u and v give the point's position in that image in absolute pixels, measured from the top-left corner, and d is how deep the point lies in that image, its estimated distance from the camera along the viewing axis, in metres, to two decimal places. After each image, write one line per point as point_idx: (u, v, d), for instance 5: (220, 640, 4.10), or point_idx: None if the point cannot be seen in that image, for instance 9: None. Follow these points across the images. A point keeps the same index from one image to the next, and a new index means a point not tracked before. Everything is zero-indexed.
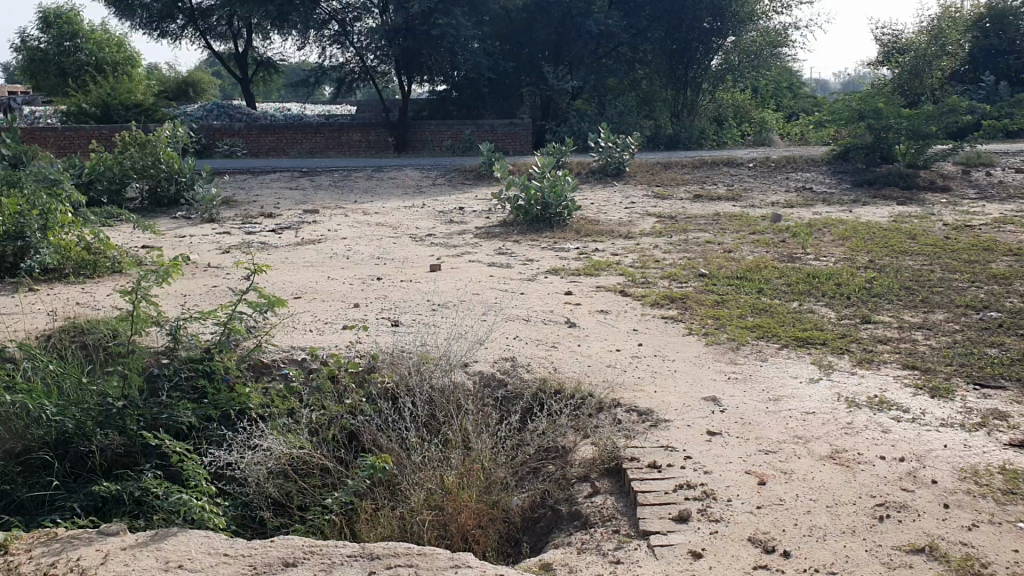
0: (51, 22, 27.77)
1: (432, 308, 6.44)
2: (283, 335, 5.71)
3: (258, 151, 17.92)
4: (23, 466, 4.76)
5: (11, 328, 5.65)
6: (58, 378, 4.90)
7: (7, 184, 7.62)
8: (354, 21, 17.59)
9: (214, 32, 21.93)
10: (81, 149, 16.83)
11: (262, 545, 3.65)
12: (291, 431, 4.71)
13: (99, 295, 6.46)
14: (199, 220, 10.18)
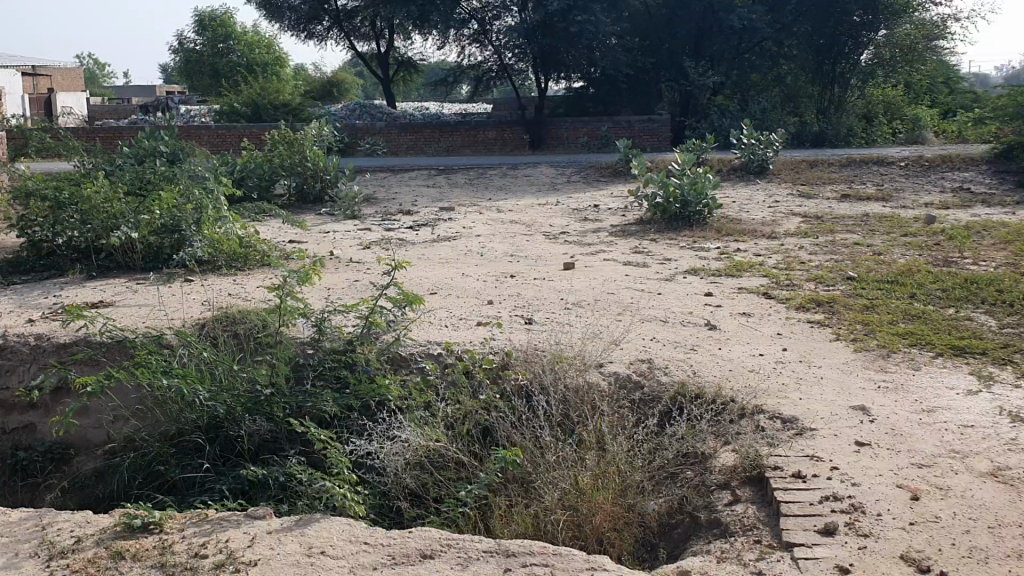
0: (206, 25, 29.30)
1: (566, 307, 6.39)
2: (420, 329, 5.77)
3: (398, 150, 18.31)
4: (177, 448, 4.93)
5: (168, 316, 5.91)
6: (211, 365, 5.08)
7: (167, 181, 8.02)
8: (493, 20, 17.82)
9: (357, 33, 22.54)
10: (232, 147, 17.58)
11: (401, 535, 3.69)
12: (428, 424, 4.76)
13: (248, 287, 6.69)
14: (342, 216, 10.47)
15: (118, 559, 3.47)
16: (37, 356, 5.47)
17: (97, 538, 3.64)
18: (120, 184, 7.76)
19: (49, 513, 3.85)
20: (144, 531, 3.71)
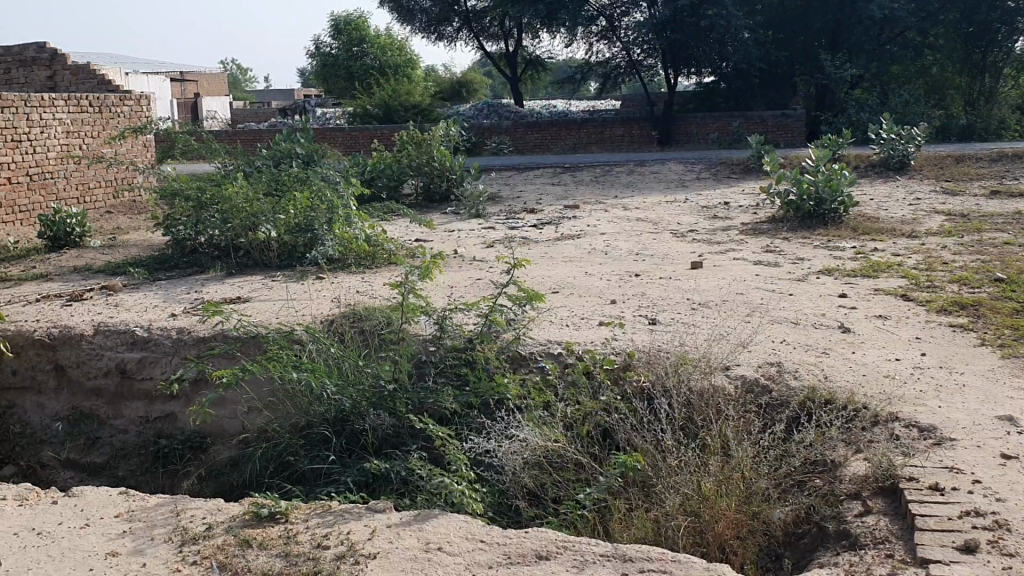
0: (341, 30, 30.32)
1: (692, 307, 6.26)
2: (542, 328, 5.76)
3: (524, 148, 18.42)
4: (306, 439, 5.01)
5: (300, 312, 6.11)
6: (338, 360, 5.20)
7: (300, 182, 8.32)
8: (622, 16, 17.67)
9: (487, 33, 22.76)
10: (364, 148, 18.04)
11: (517, 535, 3.68)
12: (547, 423, 4.73)
13: (375, 284, 6.84)
14: (467, 214, 10.60)
15: (245, 547, 3.57)
16: (178, 348, 5.75)
17: (227, 526, 3.75)
18: (257, 184, 8.08)
19: (183, 500, 4.00)
20: (271, 521, 3.81)
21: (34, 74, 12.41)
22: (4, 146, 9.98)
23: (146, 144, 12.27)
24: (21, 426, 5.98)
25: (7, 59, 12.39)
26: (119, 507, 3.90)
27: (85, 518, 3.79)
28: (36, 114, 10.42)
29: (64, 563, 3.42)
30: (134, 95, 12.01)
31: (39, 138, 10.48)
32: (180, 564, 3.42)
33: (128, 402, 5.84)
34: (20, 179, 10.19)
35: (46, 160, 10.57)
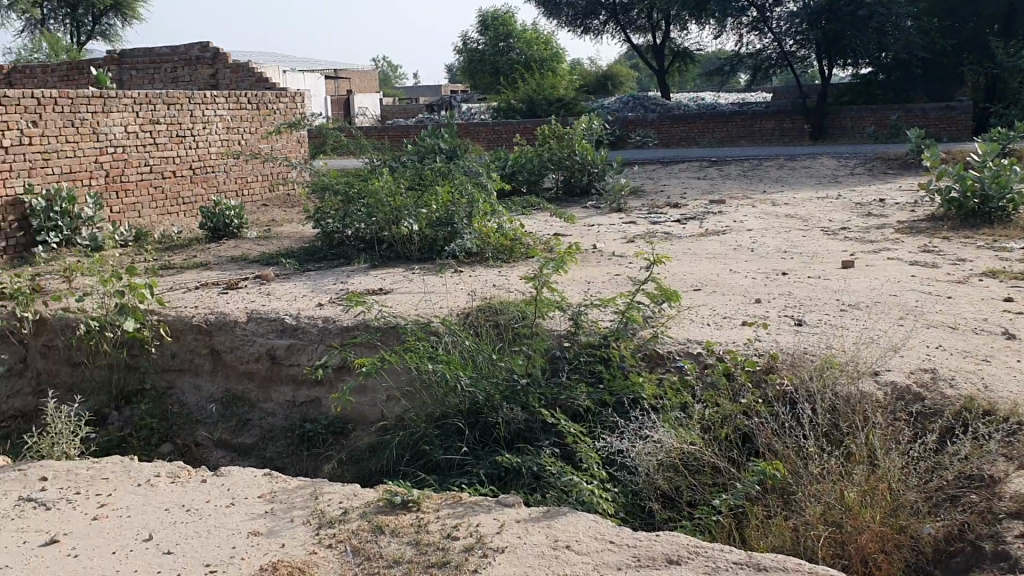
0: (489, 25, 30.84)
1: (840, 308, 6.00)
2: (681, 327, 5.63)
3: (669, 141, 18.13)
4: (441, 430, 5.06)
5: (439, 305, 6.21)
6: (473, 353, 5.24)
7: (443, 177, 8.47)
8: (774, 6, 17.15)
9: (633, 26, 22.52)
10: (507, 142, 18.20)
11: (647, 538, 3.59)
12: (683, 425, 4.62)
13: (512, 278, 6.87)
14: (608, 209, 10.53)
15: (378, 532, 3.59)
16: (323, 336, 5.96)
17: (361, 510, 3.79)
18: (402, 178, 8.26)
19: (322, 484, 4.10)
20: (403, 508, 3.83)
21: (198, 73, 13.10)
22: (169, 142, 10.63)
23: (299, 140, 12.79)
24: (179, 405, 6.27)
25: (174, 59, 13.14)
26: (262, 489, 4.04)
27: (231, 497, 3.95)
28: (199, 110, 11.01)
29: (210, 539, 3.54)
30: (289, 93, 12.53)
31: (201, 133, 11.08)
32: (316, 546, 3.48)
33: (278, 386, 6.07)
34: (184, 173, 10.84)
35: (208, 155, 11.19)
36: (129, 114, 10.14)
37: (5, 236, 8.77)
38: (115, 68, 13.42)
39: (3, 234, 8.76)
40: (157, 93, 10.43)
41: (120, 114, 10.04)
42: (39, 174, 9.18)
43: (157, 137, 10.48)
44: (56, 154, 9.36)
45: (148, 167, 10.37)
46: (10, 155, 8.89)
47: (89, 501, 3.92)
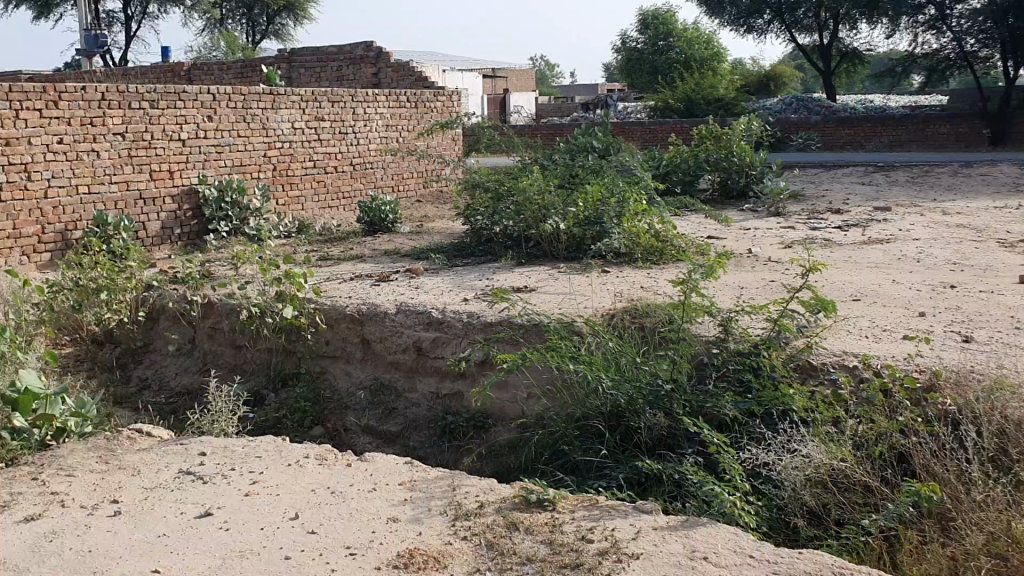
0: (649, 24, 30.56)
1: (1015, 326, 5.58)
2: (836, 338, 5.38)
3: (833, 145, 17.45)
4: (582, 430, 5.01)
5: (585, 305, 6.17)
6: (617, 355, 5.18)
7: (595, 176, 8.43)
8: (954, 4, 16.21)
9: (800, 25, 21.78)
10: (662, 142, 17.94)
11: (790, 554, 3.36)
12: (835, 441, 4.41)
13: (659, 281, 6.76)
14: (765, 213, 10.21)
15: (512, 529, 3.53)
16: (468, 331, 6.04)
17: (498, 506, 3.75)
18: (553, 177, 8.27)
19: (460, 476, 4.10)
20: (539, 507, 3.75)
21: (362, 71, 13.55)
22: (332, 138, 11.05)
23: (455, 137, 13.03)
24: (330, 390, 6.48)
25: (340, 57, 13.64)
26: (403, 477, 4.09)
27: (373, 483, 4.02)
28: (361, 108, 11.38)
29: (350, 523, 3.60)
30: (447, 91, 12.78)
31: (362, 130, 11.46)
32: (452, 537, 3.47)
33: (423, 377, 6.19)
34: (344, 168, 11.27)
35: (368, 151, 11.58)
36: (296, 110, 10.58)
37: (180, 224, 9.44)
38: (285, 66, 14.06)
39: (179, 222, 9.44)
40: (323, 91, 10.84)
41: (288, 110, 10.50)
42: (213, 166, 9.75)
43: (321, 134, 10.91)
44: (228, 148, 9.90)
45: (311, 163, 10.83)
46: (187, 148, 9.48)
47: (242, 478, 4.11)
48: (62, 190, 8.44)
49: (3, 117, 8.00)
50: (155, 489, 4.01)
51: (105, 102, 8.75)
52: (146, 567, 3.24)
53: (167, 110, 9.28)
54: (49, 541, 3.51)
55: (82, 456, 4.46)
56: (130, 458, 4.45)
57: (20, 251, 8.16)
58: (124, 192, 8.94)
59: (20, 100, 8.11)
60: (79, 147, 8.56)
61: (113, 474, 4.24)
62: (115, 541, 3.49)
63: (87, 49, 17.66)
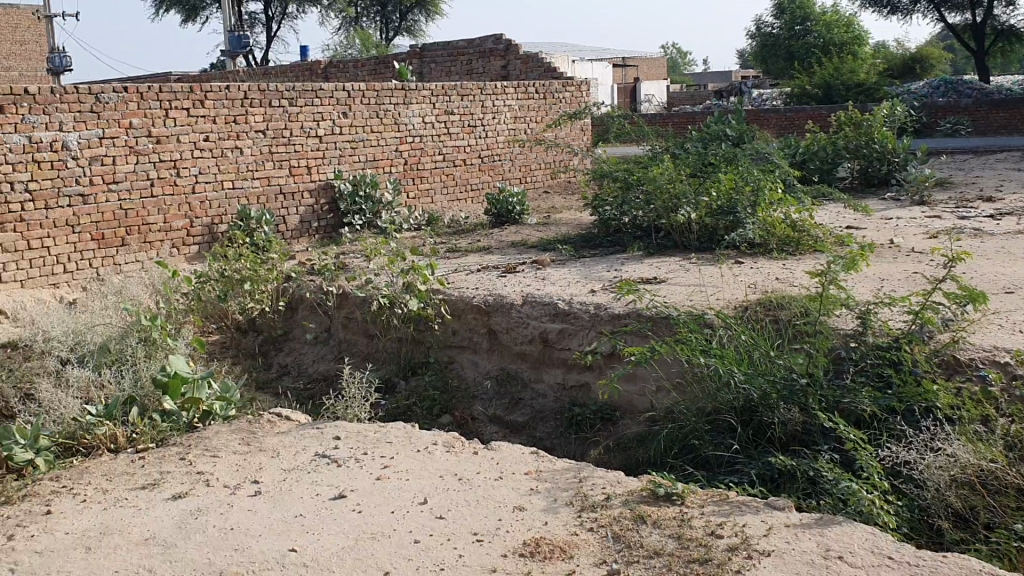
0: (786, 9, 29.65)
1: None
2: (986, 332, 5.07)
3: (986, 129, 16.48)
4: (712, 424, 4.91)
5: (716, 297, 6.03)
6: (750, 348, 5.04)
7: (728, 165, 8.23)
8: None
9: (950, 3, 20.68)
10: (799, 130, 17.37)
11: (934, 557, 3.18)
12: (984, 440, 4.16)
13: (795, 272, 6.54)
14: (909, 201, 9.74)
15: (640, 521, 3.46)
16: (596, 322, 6.00)
17: (624, 498, 3.68)
18: (684, 165, 8.12)
19: (587, 468, 4.06)
20: (667, 501, 3.65)
21: (492, 64, 13.66)
22: (461, 131, 11.19)
23: (583, 128, 12.98)
24: (459, 380, 6.56)
25: (471, 51, 13.77)
26: (529, 466, 4.09)
27: (500, 471, 4.04)
28: (490, 100, 11.47)
29: (477, 510, 3.63)
30: (576, 82, 12.73)
31: (491, 123, 11.56)
32: (578, 528, 3.44)
33: (551, 368, 6.20)
34: (473, 161, 11.41)
35: (496, 143, 11.68)
36: (426, 105, 10.75)
37: (317, 218, 9.79)
38: (417, 61, 14.31)
39: (316, 216, 9.78)
40: (453, 85, 10.97)
41: (419, 104, 10.67)
42: (348, 161, 10.05)
43: (451, 127, 11.06)
44: (362, 143, 10.17)
45: (441, 156, 11.00)
46: (323, 144, 9.79)
47: (374, 463, 4.21)
48: (208, 185, 8.89)
49: (155, 117, 8.46)
50: (292, 471, 4.16)
51: (247, 101, 9.12)
52: (283, 546, 3.37)
53: (304, 107, 9.59)
54: (195, 518, 3.69)
55: (226, 438, 4.68)
56: (269, 440, 4.63)
57: (170, 244, 8.66)
58: (264, 187, 9.34)
59: (170, 100, 8.54)
60: (223, 145, 8.97)
61: (254, 455, 4.43)
62: (255, 520, 3.63)
63: (231, 49, 18.46)
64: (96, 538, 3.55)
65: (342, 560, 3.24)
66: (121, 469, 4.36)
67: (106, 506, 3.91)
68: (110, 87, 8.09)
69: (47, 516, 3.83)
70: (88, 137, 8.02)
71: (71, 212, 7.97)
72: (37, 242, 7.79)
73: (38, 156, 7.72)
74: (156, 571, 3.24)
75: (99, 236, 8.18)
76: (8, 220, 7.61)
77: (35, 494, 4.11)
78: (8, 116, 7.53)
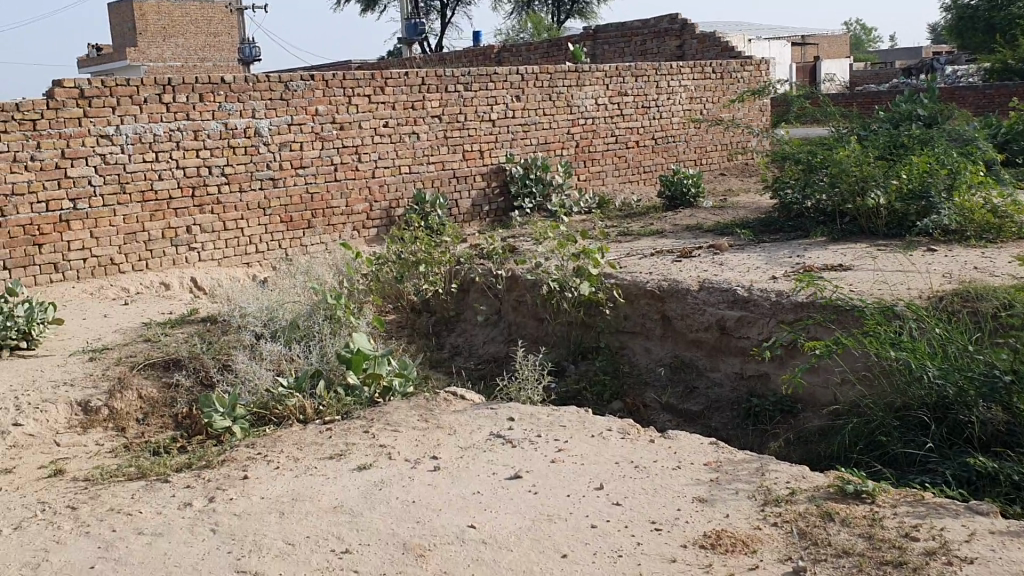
0: None
1: None
2: None
3: None
4: (902, 421, 4.64)
5: (907, 286, 5.71)
6: (945, 342, 4.73)
7: (922, 147, 7.76)
8: None
9: None
10: (1000, 107, 16.18)
11: None
12: None
13: (997, 260, 6.10)
14: None
15: (827, 519, 3.30)
16: (776, 311, 5.82)
17: (811, 494, 3.52)
18: (873, 146, 7.73)
19: (769, 460, 3.93)
20: (856, 499, 3.47)
21: (667, 44, 13.41)
22: (634, 112, 11.07)
23: (762, 108, 12.58)
24: (630, 365, 6.51)
25: (645, 31, 13.57)
26: (709, 457, 3.99)
27: (678, 460, 3.96)
28: (664, 81, 11.27)
29: (654, 498, 3.58)
30: (754, 61, 12.35)
31: (666, 103, 11.37)
32: (761, 523, 3.33)
33: (727, 357, 6.06)
34: (646, 143, 11.27)
35: (671, 124, 11.49)
36: (600, 87, 10.67)
37: (489, 201, 9.96)
38: (589, 43, 14.23)
39: (488, 199, 9.95)
40: (627, 66, 10.84)
41: (592, 86, 10.62)
42: (520, 144, 10.13)
43: (624, 109, 10.95)
44: (535, 126, 10.23)
45: (613, 138, 10.93)
46: (496, 128, 9.91)
47: (549, 445, 4.22)
48: (387, 170, 9.19)
49: (338, 103, 8.79)
50: (469, 449, 4.24)
51: (424, 86, 9.32)
52: (462, 521, 3.43)
53: (480, 91, 9.72)
54: (379, 489, 3.82)
55: (405, 414, 4.82)
56: (446, 418, 4.74)
57: (352, 226, 9.03)
58: (440, 171, 9.56)
59: (353, 87, 8.84)
60: (402, 130, 9.23)
61: (432, 432, 4.54)
62: (435, 495, 3.72)
63: (408, 36, 18.97)
64: (288, 504, 3.73)
65: (520, 539, 3.27)
66: (309, 439, 4.58)
67: (297, 473, 4.10)
68: (298, 76, 8.46)
69: (244, 481, 4.06)
70: (277, 124, 8.43)
71: (262, 195, 8.42)
72: (233, 223, 8.30)
73: (233, 142, 8.19)
74: (345, 538, 3.38)
75: (288, 219, 8.62)
76: (207, 202, 8.13)
77: (233, 459, 4.38)
78: (207, 104, 8.00)
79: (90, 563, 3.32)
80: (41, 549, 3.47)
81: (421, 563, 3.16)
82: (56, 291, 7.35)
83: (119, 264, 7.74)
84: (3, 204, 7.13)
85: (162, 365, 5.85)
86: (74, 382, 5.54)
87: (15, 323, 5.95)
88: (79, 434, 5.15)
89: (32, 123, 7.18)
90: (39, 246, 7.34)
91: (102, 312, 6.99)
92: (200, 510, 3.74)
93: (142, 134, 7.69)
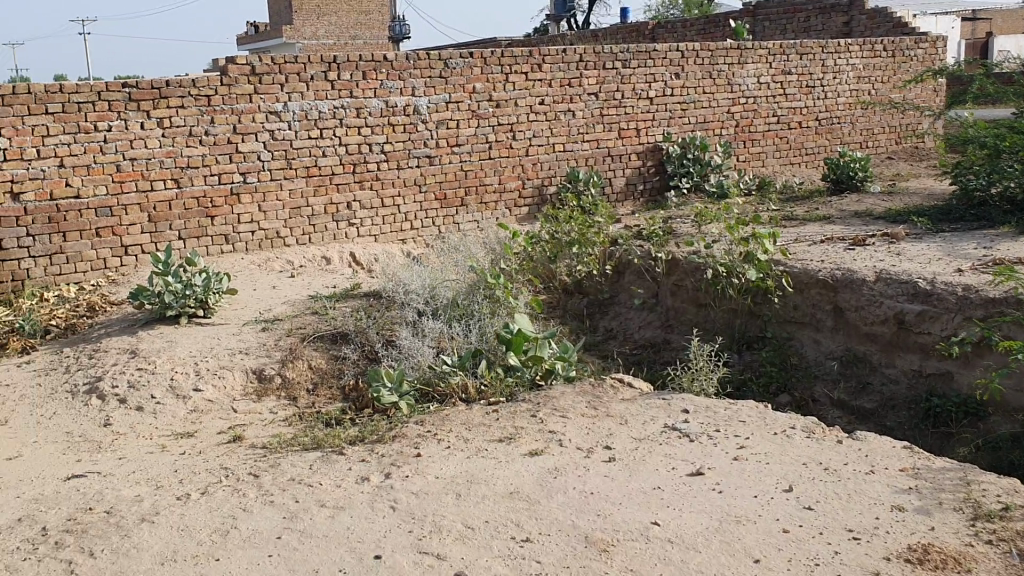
0: None
1: None
2: None
3: None
4: None
5: None
6: None
7: None
8: None
9: None
10: None
11: None
12: None
13: None
14: None
15: None
16: (964, 307, 5.42)
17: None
18: None
19: (972, 470, 3.64)
20: None
21: (833, 21, 12.84)
22: (798, 92, 10.61)
23: (936, 88, 11.88)
24: (798, 358, 6.22)
25: (810, 8, 12.98)
26: (904, 463, 3.74)
27: (871, 465, 3.72)
28: (832, 59, 10.76)
29: (851, 504, 3.37)
30: (930, 37, 11.64)
31: (832, 83, 10.86)
32: (973, 539, 3.09)
33: (906, 353, 5.70)
34: (810, 124, 10.80)
35: (836, 104, 10.96)
36: (763, 64, 10.27)
37: (642, 180, 9.76)
38: (750, 20, 13.70)
39: (642, 179, 9.75)
40: (792, 43, 10.40)
41: (755, 64, 10.23)
42: (677, 123, 9.86)
43: (788, 87, 10.52)
44: (693, 105, 9.92)
45: (775, 118, 10.51)
46: (654, 106, 9.68)
47: (728, 441, 4.04)
48: (541, 148, 9.11)
49: (496, 81, 8.73)
50: (643, 441, 4.11)
51: (582, 63, 9.16)
52: (645, 517, 3.32)
53: (638, 68, 9.50)
54: (555, 477, 3.74)
55: (572, 399, 4.73)
56: (616, 406, 4.62)
57: (504, 204, 9.02)
58: (594, 149, 9.42)
59: (510, 64, 8.77)
60: (558, 107, 9.12)
61: (603, 420, 4.43)
62: (613, 487, 3.62)
63: (558, 13, 18.75)
64: (464, 486, 3.70)
65: (708, 540, 3.14)
66: (478, 419, 4.55)
67: (469, 454, 4.08)
68: (458, 53, 8.44)
69: (417, 458, 4.06)
70: (436, 101, 8.46)
71: (419, 172, 8.49)
72: (390, 200, 8.41)
73: (393, 119, 8.27)
74: (525, 526, 3.32)
75: (442, 196, 8.67)
76: (367, 179, 8.25)
77: (404, 436, 4.40)
78: (369, 81, 8.10)
79: (277, 533, 3.38)
80: (230, 516, 3.56)
81: (605, 558, 3.07)
82: (227, 261, 7.62)
83: (284, 237, 7.96)
84: (179, 176, 7.41)
85: (330, 337, 5.96)
86: (249, 351, 5.72)
87: (193, 292, 6.17)
88: (254, 402, 5.31)
89: (207, 99, 7.43)
90: (211, 218, 7.62)
91: (271, 283, 7.20)
92: (377, 485, 3.76)
93: (308, 110, 7.85)
